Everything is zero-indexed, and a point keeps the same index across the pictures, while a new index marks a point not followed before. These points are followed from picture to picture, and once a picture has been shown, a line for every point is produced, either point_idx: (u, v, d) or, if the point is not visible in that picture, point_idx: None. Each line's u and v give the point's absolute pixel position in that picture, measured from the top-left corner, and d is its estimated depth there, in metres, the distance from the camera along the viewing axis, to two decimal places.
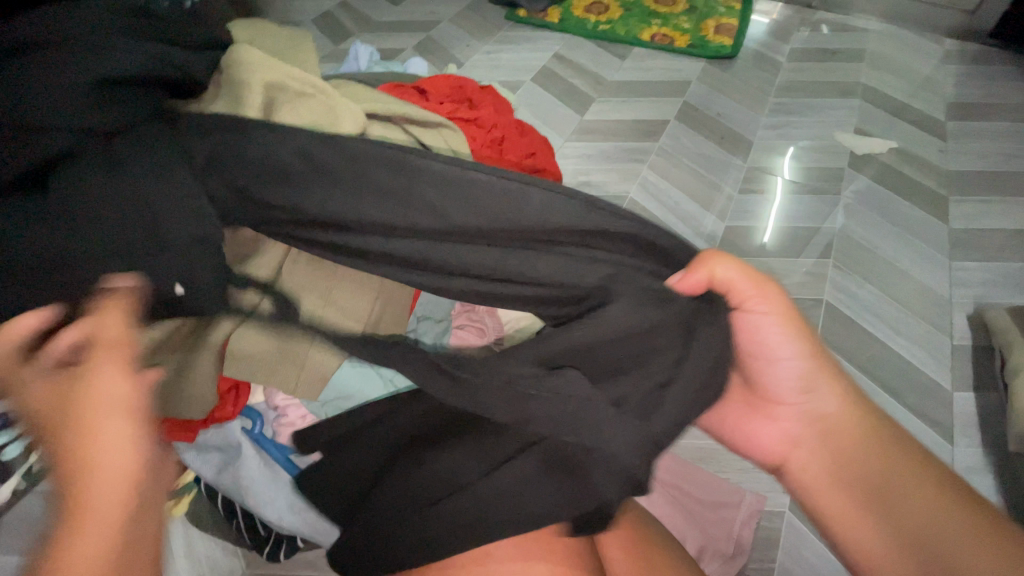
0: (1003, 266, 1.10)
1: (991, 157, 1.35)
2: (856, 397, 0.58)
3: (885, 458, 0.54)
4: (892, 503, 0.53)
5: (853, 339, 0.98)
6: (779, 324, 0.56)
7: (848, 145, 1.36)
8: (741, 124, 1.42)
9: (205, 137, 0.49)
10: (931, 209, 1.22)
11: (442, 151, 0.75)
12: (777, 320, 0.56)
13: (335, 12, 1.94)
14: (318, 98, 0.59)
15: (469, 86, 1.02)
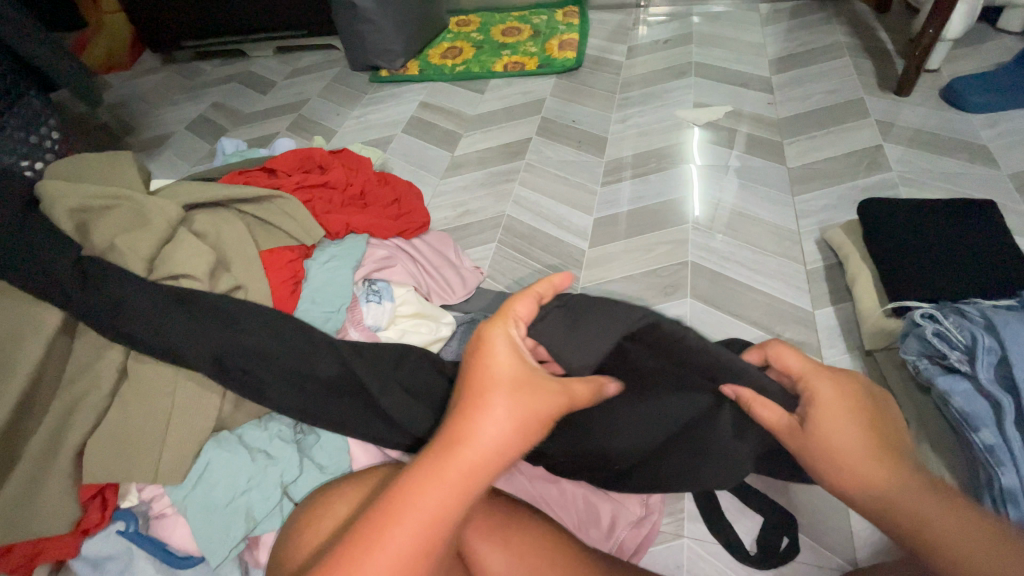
0: (837, 190, 1.22)
1: (816, 97, 1.50)
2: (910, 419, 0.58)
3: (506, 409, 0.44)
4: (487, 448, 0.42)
5: (718, 289, 1.07)
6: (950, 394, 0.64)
7: (689, 119, 1.49)
8: (595, 124, 1.54)
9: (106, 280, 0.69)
10: (769, 156, 1.34)
11: (277, 219, 0.86)
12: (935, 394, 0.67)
13: (209, 115, 2.01)
14: (125, 207, 0.76)
15: (316, 153, 1.07)
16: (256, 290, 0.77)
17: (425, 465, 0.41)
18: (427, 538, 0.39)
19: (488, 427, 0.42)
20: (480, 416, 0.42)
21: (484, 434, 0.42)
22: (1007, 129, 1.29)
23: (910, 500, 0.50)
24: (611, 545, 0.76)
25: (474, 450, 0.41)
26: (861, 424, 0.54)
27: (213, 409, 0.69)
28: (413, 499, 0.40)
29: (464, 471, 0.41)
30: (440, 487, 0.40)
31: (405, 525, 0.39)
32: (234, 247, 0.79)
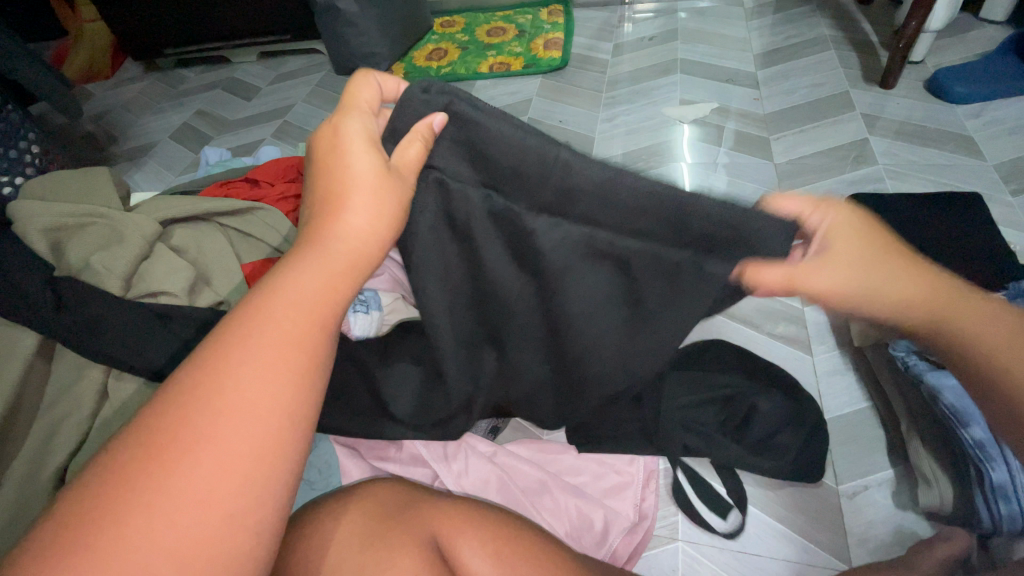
0: (824, 184, 1.22)
1: (800, 92, 1.50)
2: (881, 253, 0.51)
3: (340, 213, 0.51)
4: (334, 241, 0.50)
5: None
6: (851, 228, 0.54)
7: (676, 116, 1.48)
8: (581, 124, 1.53)
9: (77, 301, 0.67)
10: (757, 152, 1.34)
11: (259, 232, 0.84)
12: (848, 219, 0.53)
13: (193, 123, 1.99)
14: (101, 225, 0.75)
15: (300, 162, 1.06)
16: (238, 303, 0.75)
17: (292, 267, 0.47)
18: (310, 318, 0.45)
19: (347, 215, 0.51)
20: (336, 214, 0.51)
21: (344, 229, 0.50)
22: (991, 120, 1.29)
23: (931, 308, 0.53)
24: (604, 553, 0.76)
25: (343, 244, 0.50)
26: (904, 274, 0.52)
27: None
28: (282, 289, 0.46)
29: (337, 265, 0.48)
30: (317, 276, 0.47)
31: (281, 313, 0.44)
32: (214, 261, 0.78)
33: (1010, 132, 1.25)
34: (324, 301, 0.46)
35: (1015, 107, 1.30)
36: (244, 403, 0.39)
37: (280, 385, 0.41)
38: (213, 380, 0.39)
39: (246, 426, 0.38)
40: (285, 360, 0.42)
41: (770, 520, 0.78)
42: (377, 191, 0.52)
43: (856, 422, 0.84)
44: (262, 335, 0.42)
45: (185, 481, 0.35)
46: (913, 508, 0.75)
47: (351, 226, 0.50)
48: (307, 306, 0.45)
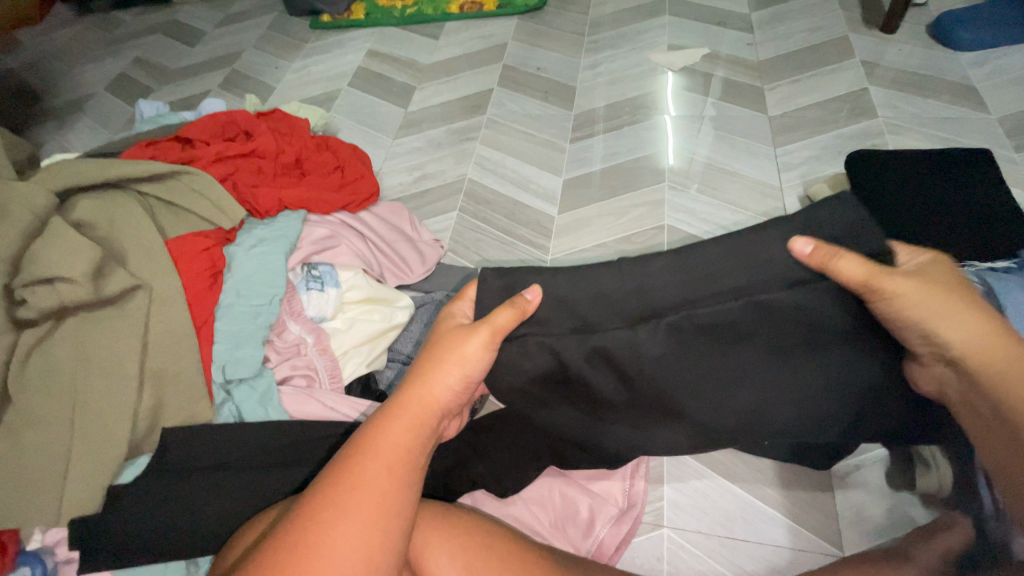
0: (821, 138, 1.14)
1: (798, 36, 1.38)
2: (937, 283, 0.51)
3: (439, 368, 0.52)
4: (424, 393, 0.52)
5: None
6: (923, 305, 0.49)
7: (664, 64, 1.36)
8: (562, 72, 1.39)
9: None
10: (751, 104, 1.24)
11: (186, 201, 0.74)
12: (923, 300, 0.49)
13: (131, 73, 1.78)
14: None
15: (240, 116, 0.92)
16: (161, 285, 0.66)
17: (388, 414, 0.51)
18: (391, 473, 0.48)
19: (450, 368, 0.52)
20: (433, 375, 0.52)
21: (435, 388, 0.52)
22: (997, 68, 1.21)
23: (981, 334, 0.50)
24: (590, 545, 0.72)
25: (423, 399, 0.52)
26: (943, 283, 0.51)
27: (123, 433, 0.59)
28: (375, 443, 0.49)
29: (418, 426, 0.51)
30: (401, 434, 0.50)
31: (371, 465, 0.48)
32: (130, 238, 0.68)
33: (1018, 81, 1.17)
34: (409, 455, 0.49)
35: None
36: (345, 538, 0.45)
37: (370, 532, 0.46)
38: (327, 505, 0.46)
39: (336, 567, 0.43)
40: (371, 528, 0.46)
41: (759, 504, 0.73)
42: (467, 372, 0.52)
43: None
44: (356, 505, 0.46)
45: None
46: None
47: (445, 380, 0.53)
48: (393, 467, 0.48)
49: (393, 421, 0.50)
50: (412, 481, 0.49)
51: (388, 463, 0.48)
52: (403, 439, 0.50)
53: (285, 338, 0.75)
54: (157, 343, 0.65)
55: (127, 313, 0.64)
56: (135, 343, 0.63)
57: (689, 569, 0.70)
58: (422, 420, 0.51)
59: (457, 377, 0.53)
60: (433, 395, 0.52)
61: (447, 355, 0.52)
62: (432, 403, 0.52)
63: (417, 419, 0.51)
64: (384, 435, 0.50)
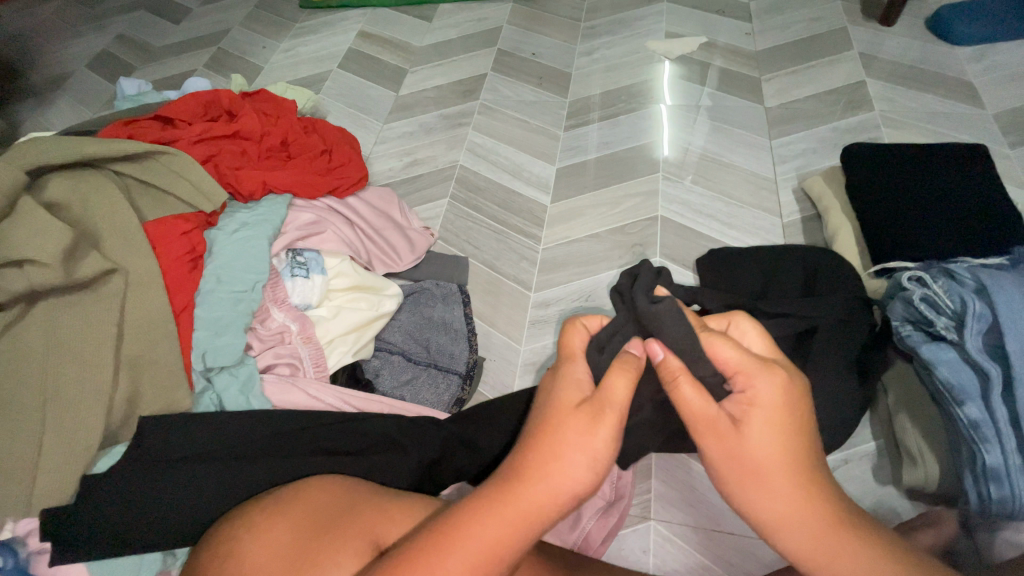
0: (817, 131, 1.13)
1: (796, 26, 1.36)
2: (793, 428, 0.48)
3: (567, 433, 0.45)
4: (541, 464, 0.43)
5: (688, 246, 0.99)
6: (777, 437, 0.47)
7: (661, 52, 1.34)
8: (557, 58, 1.36)
9: None
10: (748, 94, 1.22)
11: (165, 182, 0.72)
12: (777, 433, 0.47)
13: (113, 49, 1.72)
14: None
15: (223, 95, 0.89)
16: (138, 269, 0.64)
17: (500, 501, 0.41)
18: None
19: (578, 439, 0.44)
20: (563, 446, 0.44)
21: (563, 467, 0.43)
22: (995, 64, 1.20)
23: (789, 519, 0.45)
24: (576, 537, 0.72)
25: (543, 490, 0.42)
26: (803, 432, 0.48)
27: (97, 422, 0.58)
28: (469, 528, 0.40)
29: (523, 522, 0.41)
30: (499, 527, 0.40)
31: (458, 557, 0.39)
32: (106, 220, 0.65)
33: (1015, 77, 1.16)
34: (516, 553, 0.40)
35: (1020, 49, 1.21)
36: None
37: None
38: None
39: None
40: None
41: None
42: (596, 459, 0.44)
43: None
44: None
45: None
46: (893, 483, 0.72)
47: (567, 453, 0.44)
48: (484, 559, 0.39)
49: (499, 506, 0.41)
50: None
51: (478, 553, 0.39)
52: (502, 532, 0.40)
53: (269, 326, 0.73)
54: (133, 328, 0.63)
55: (101, 297, 0.62)
56: (109, 329, 0.61)
57: (674, 560, 0.70)
58: (537, 507, 0.42)
59: (585, 450, 0.44)
60: (552, 470, 0.43)
61: (574, 432, 0.45)
62: (548, 479, 0.43)
63: (526, 510, 0.41)
64: (476, 522, 0.40)
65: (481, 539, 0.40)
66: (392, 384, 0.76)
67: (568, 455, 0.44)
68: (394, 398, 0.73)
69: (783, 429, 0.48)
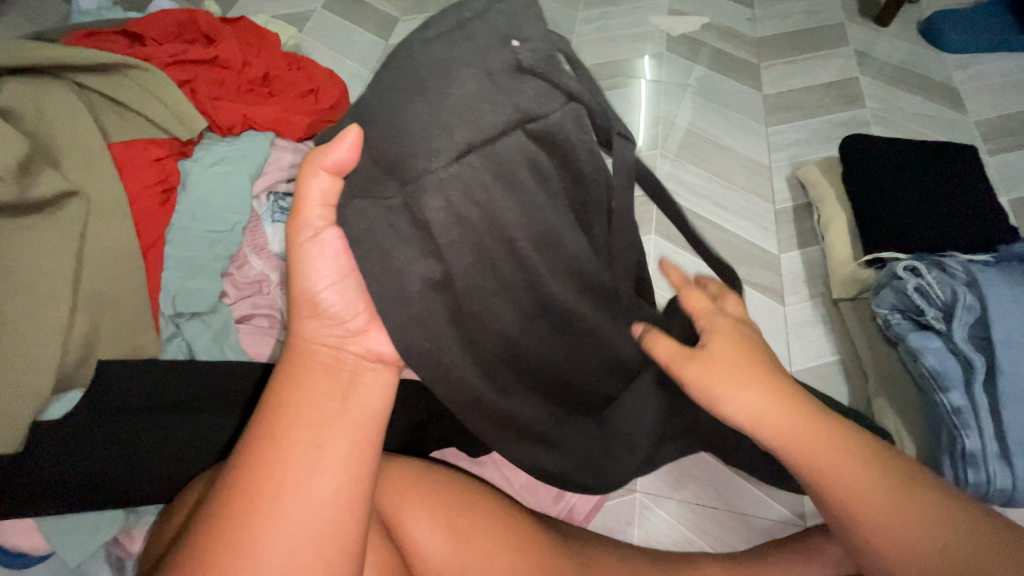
0: (810, 122, 1.14)
1: (796, 17, 1.36)
2: (750, 357, 0.50)
3: (302, 281, 0.43)
4: (301, 331, 0.44)
5: (683, 224, 0.98)
6: (743, 377, 0.48)
7: (663, 28, 1.31)
8: (558, 23, 1.31)
9: None
10: (746, 79, 1.22)
11: (136, 102, 0.64)
12: (741, 377, 0.48)
13: None
14: None
15: (201, 16, 0.80)
16: (104, 196, 0.57)
17: (297, 368, 0.42)
18: (341, 409, 0.41)
19: (313, 264, 0.43)
20: (307, 293, 0.43)
21: (318, 308, 0.43)
22: (978, 73, 1.24)
23: (803, 438, 0.47)
24: (561, 509, 0.71)
25: (314, 336, 0.43)
26: (767, 363, 0.50)
27: (52, 361, 0.51)
28: (290, 398, 0.40)
29: (328, 367, 0.42)
30: (311, 382, 0.41)
31: (291, 419, 0.39)
32: (66, 137, 0.58)
33: (994, 88, 1.21)
34: (351, 385, 0.43)
35: (1000, 62, 1.26)
36: (325, 476, 0.38)
37: (350, 467, 0.40)
38: (267, 466, 0.38)
39: (294, 508, 0.37)
40: (317, 463, 0.39)
41: (728, 473, 0.73)
42: (343, 260, 0.43)
43: (821, 376, 0.82)
44: (294, 448, 0.39)
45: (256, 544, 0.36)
46: None
47: (315, 294, 0.43)
48: (322, 408, 0.40)
49: (306, 367, 0.42)
50: (346, 418, 0.41)
51: (312, 407, 0.40)
52: (324, 382, 0.42)
53: (246, 273, 0.67)
54: (92, 261, 0.56)
55: (57, 223, 0.54)
56: (67, 260, 0.53)
57: (657, 533, 0.71)
58: (320, 352, 0.43)
59: (332, 266, 0.43)
60: (317, 314, 0.43)
61: (309, 267, 0.43)
62: (314, 324, 0.43)
63: (320, 360, 0.43)
64: (284, 391, 0.41)
65: (310, 396, 0.41)
66: None
67: (306, 302, 0.43)
68: None
69: (743, 352, 0.50)
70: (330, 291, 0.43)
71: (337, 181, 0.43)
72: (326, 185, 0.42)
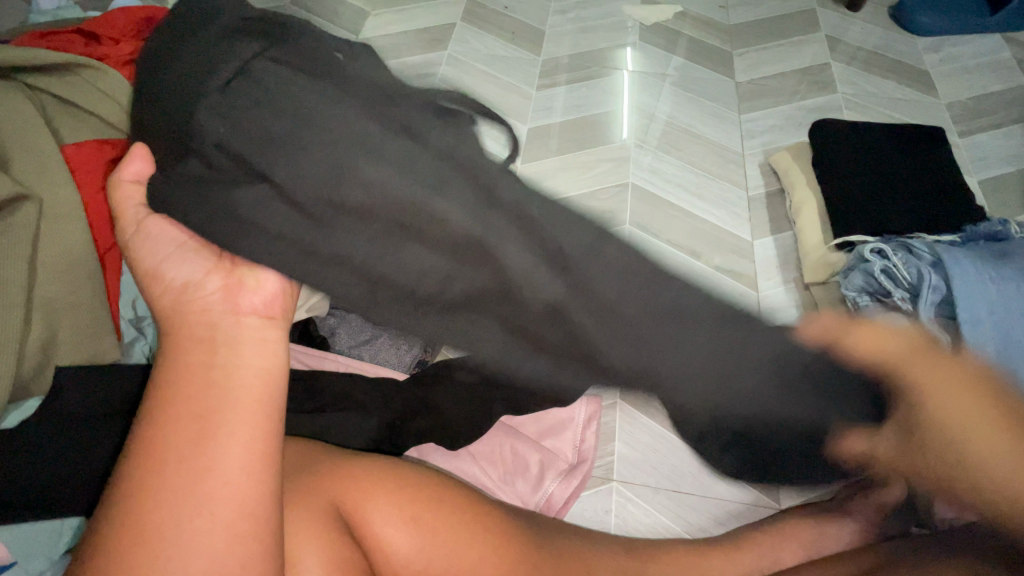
0: (783, 109, 1.14)
1: (769, 4, 1.36)
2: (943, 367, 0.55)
3: (156, 271, 0.51)
4: (179, 330, 0.48)
5: (658, 214, 0.98)
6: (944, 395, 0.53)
7: (636, 17, 1.31)
8: (531, 15, 1.30)
9: None
10: (719, 67, 1.22)
11: (90, 103, 0.63)
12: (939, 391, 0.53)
13: None
14: None
15: (160, 16, 0.78)
16: (57, 198, 0.56)
17: (172, 354, 0.46)
18: (221, 371, 0.45)
19: (160, 252, 0.51)
20: (163, 286, 0.50)
21: (177, 290, 0.50)
22: (948, 56, 1.25)
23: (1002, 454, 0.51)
24: (539, 500, 0.71)
25: (191, 323, 0.48)
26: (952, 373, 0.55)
27: (6, 369, 0.50)
28: (170, 385, 0.43)
29: (201, 339, 0.46)
30: (190, 361, 0.45)
31: (176, 402, 0.42)
32: (17, 140, 0.56)
33: (964, 71, 1.22)
34: (227, 350, 0.46)
35: (970, 45, 1.27)
36: (229, 446, 0.41)
37: (250, 428, 0.43)
38: (158, 454, 0.40)
39: (205, 482, 0.39)
40: (210, 432, 0.41)
41: None
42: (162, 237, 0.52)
43: None
44: (182, 431, 0.41)
45: (175, 519, 0.38)
46: None
47: (168, 281, 0.50)
48: (204, 386, 0.43)
49: (180, 354, 0.45)
50: (230, 384, 0.44)
51: (195, 387, 0.43)
52: (203, 362, 0.45)
53: None
54: (48, 267, 0.54)
55: (9, 226, 0.53)
56: (20, 267, 0.52)
57: (636, 522, 0.71)
58: (200, 335, 0.47)
59: (168, 249, 0.51)
60: (182, 297, 0.49)
61: (162, 263, 0.51)
62: (183, 308, 0.49)
63: (195, 340, 0.46)
64: (166, 382, 0.44)
65: (191, 379, 0.44)
66: (349, 343, 0.72)
67: (172, 297, 0.50)
68: (351, 361, 0.70)
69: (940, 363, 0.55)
70: (182, 272, 0.50)
71: (139, 189, 0.54)
72: (127, 189, 0.53)
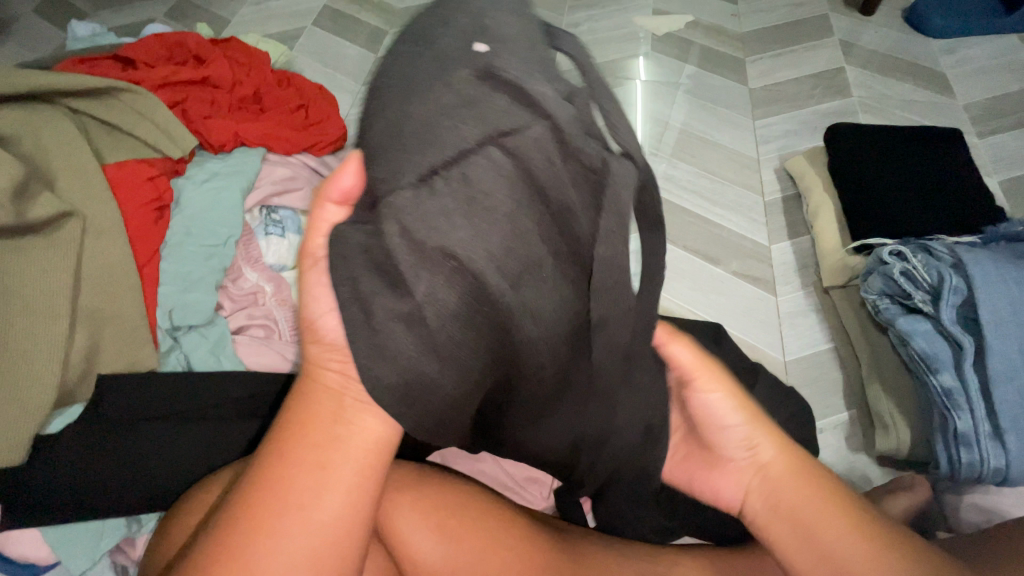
0: (797, 114, 1.14)
1: (780, 10, 1.37)
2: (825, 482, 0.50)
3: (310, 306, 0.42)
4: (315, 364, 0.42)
5: (673, 220, 0.98)
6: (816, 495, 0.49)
7: (647, 28, 1.32)
8: None
9: None
10: (732, 74, 1.23)
11: (128, 124, 0.67)
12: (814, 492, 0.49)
13: None
14: None
15: (191, 39, 0.82)
16: (99, 214, 0.59)
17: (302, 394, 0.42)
18: (344, 444, 0.40)
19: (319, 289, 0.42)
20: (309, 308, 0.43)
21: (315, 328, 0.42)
22: (965, 58, 1.24)
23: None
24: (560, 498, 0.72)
25: (323, 366, 0.42)
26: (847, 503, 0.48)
27: (53, 377, 0.53)
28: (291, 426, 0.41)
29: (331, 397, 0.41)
30: (313, 411, 0.41)
31: (291, 450, 0.40)
32: (63, 160, 0.60)
33: (981, 72, 1.21)
34: (353, 414, 0.41)
35: (987, 46, 1.26)
36: (336, 497, 0.39)
37: (354, 490, 0.40)
38: (263, 500, 0.39)
39: (291, 545, 0.38)
40: (318, 493, 0.39)
41: None
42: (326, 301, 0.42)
43: (814, 364, 0.82)
44: (293, 482, 0.39)
45: (266, 556, 0.37)
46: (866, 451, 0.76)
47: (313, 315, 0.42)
48: (322, 438, 0.40)
49: (306, 393, 0.42)
50: (349, 449, 0.40)
51: (312, 436, 0.40)
52: (328, 416, 0.40)
53: (242, 286, 0.69)
54: (92, 279, 0.58)
55: (54, 241, 0.56)
56: (65, 278, 0.55)
57: None
58: (335, 383, 0.41)
59: (322, 294, 0.42)
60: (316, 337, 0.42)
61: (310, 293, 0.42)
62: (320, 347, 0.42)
63: (325, 389, 0.41)
64: (292, 418, 0.41)
65: (312, 429, 0.40)
66: None
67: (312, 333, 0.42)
68: None
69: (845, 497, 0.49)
70: (325, 312, 0.42)
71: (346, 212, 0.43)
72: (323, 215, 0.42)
